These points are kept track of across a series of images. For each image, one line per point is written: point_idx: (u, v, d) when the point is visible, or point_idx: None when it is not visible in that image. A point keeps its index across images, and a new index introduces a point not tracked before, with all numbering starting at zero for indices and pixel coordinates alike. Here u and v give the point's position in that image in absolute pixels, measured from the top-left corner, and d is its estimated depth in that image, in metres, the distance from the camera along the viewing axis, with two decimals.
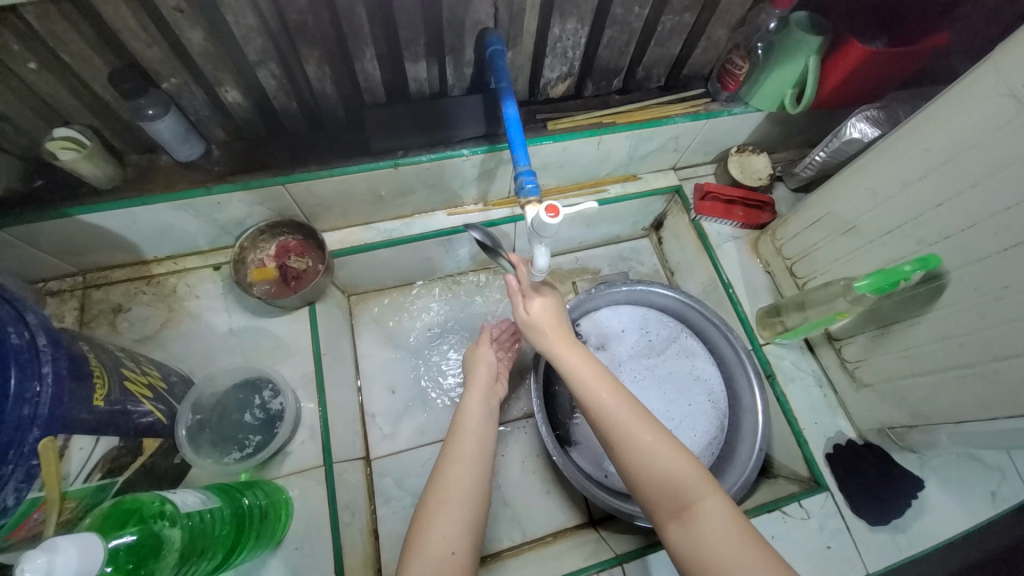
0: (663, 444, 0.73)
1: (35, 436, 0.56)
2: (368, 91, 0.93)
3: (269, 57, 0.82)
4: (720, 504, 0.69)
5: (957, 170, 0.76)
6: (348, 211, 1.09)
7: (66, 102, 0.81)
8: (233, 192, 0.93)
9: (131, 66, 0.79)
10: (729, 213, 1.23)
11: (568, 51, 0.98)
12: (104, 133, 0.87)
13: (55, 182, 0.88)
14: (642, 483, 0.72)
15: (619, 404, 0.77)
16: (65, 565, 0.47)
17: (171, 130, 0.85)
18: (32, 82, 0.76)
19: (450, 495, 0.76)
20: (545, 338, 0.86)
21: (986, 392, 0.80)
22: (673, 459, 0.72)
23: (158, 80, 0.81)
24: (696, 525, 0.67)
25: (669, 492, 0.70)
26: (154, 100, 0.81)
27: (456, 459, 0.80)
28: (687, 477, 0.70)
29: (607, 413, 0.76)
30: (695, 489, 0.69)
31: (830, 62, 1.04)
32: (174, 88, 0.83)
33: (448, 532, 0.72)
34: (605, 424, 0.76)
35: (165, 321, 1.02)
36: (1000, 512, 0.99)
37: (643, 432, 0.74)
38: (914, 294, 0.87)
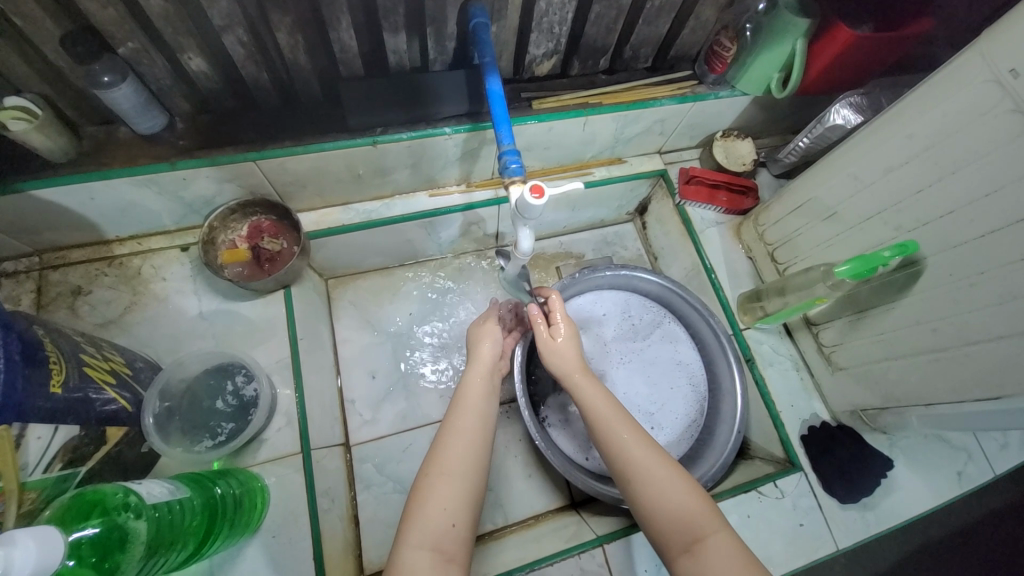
0: (676, 479, 0.74)
1: None
2: (344, 63, 0.89)
3: (236, 23, 0.76)
4: (729, 540, 0.68)
5: (939, 156, 0.77)
6: (325, 191, 1.05)
7: (10, 66, 0.74)
8: (200, 168, 0.88)
9: (82, 28, 0.73)
10: (713, 198, 1.22)
11: (554, 27, 0.95)
12: (57, 102, 0.81)
13: (3, 154, 0.82)
14: (653, 516, 0.72)
15: (633, 438, 0.78)
16: (22, 560, 0.44)
17: (130, 99, 0.79)
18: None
19: (451, 472, 0.74)
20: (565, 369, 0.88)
21: (956, 375, 0.83)
22: (684, 494, 0.72)
23: (113, 44, 0.75)
24: (705, 556, 0.67)
25: (679, 523, 0.70)
26: (110, 67, 0.75)
27: (458, 436, 0.78)
28: (698, 512, 0.70)
29: (621, 446, 0.77)
30: (705, 523, 0.69)
31: (816, 47, 1.04)
32: (132, 54, 0.77)
33: (446, 505, 0.71)
34: (619, 455, 0.77)
35: (130, 304, 0.97)
36: (965, 491, 1.04)
37: (655, 464, 0.75)
38: (891, 279, 0.88)
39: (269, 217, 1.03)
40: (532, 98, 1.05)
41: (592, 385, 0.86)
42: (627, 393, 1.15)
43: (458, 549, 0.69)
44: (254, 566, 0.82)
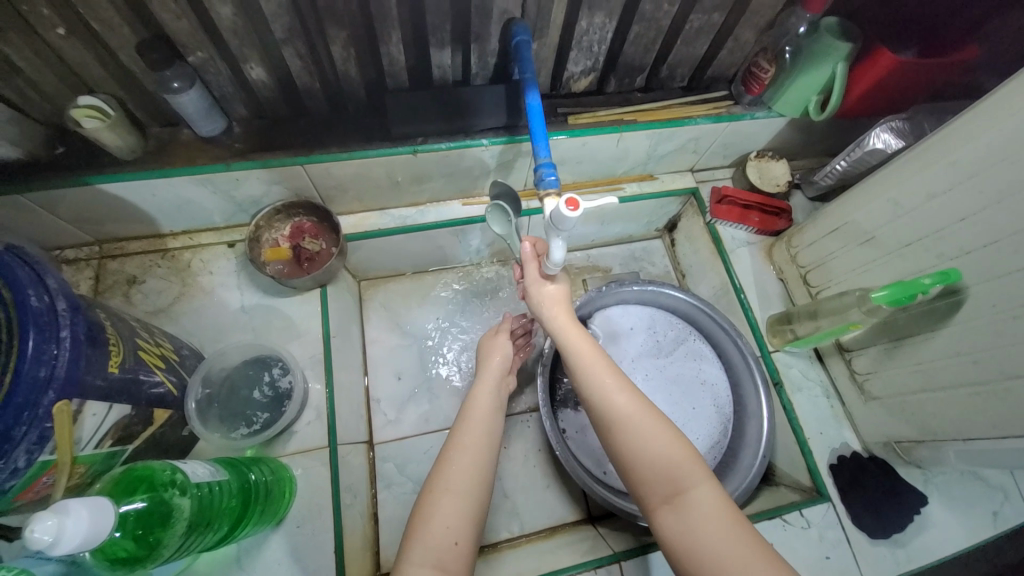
0: (660, 431, 0.73)
1: (49, 400, 0.56)
2: (391, 76, 0.93)
3: (296, 36, 0.81)
4: (712, 495, 0.68)
5: (984, 184, 0.75)
6: (364, 196, 1.09)
7: (91, 69, 0.81)
8: (252, 170, 0.93)
9: (157, 36, 0.79)
10: (745, 218, 1.22)
11: (593, 46, 0.97)
12: (128, 104, 0.88)
13: (78, 151, 0.89)
14: (634, 464, 0.72)
15: (615, 386, 0.78)
16: (73, 529, 0.46)
17: (195, 104, 0.85)
18: (60, 48, 0.76)
19: (456, 490, 0.75)
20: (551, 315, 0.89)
21: (998, 411, 0.80)
22: (667, 442, 0.72)
23: (184, 53, 0.81)
24: (686, 508, 0.67)
25: (662, 475, 0.70)
26: (180, 74, 0.81)
27: (464, 451, 0.79)
28: (680, 463, 0.70)
29: (605, 393, 0.78)
30: (687, 475, 0.69)
31: (857, 70, 1.03)
32: (200, 62, 0.82)
33: (450, 522, 0.72)
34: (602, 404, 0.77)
35: (179, 294, 1.03)
36: (999, 532, 1.02)
37: (638, 415, 0.75)
38: (931, 308, 0.86)
39: (311, 219, 1.08)
40: (568, 113, 1.07)
41: (574, 333, 0.86)
42: None
43: (459, 567, 0.70)
44: (278, 554, 0.85)
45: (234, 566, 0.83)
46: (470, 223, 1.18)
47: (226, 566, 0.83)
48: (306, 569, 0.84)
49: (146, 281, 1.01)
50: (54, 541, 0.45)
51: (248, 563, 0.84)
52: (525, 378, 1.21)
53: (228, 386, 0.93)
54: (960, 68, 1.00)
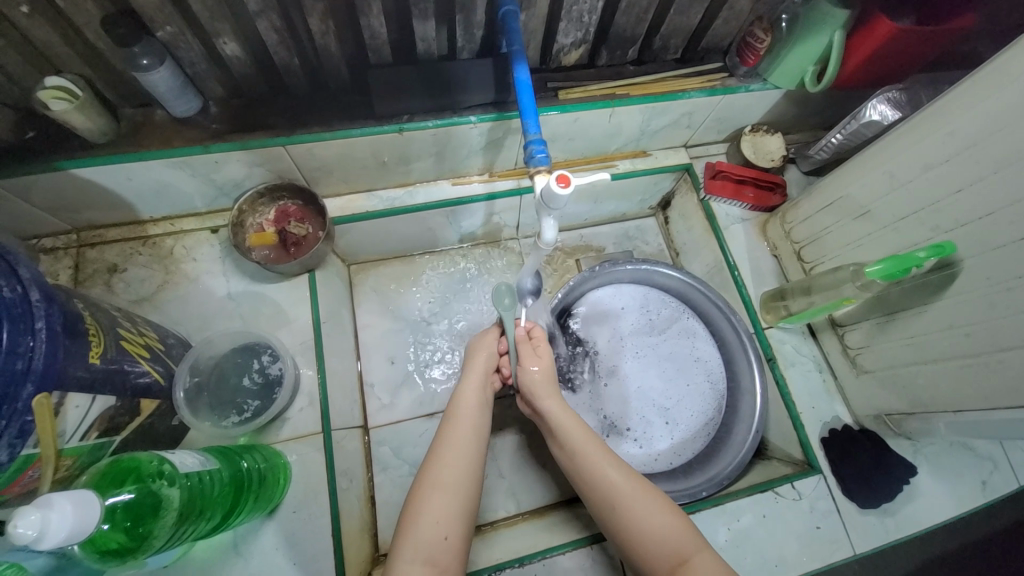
0: (658, 505, 0.75)
1: (28, 393, 0.55)
2: (373, 50, 0.89)
3: (270, 8, 0.77)
4: (712, 561, 0.69)
5: (982, 155, 0.74)
6: (350, 177, 1.06)
7: (53, 46, 0.76)
8: (231, 152, 0.90)
9: (124, 11, 0.75)
10: (739, 194, 1.20)
11: (583, 16, 0.94)
12: (97, 84, 0.83)
13: (48, 135, 0.85)
14: (635, 537, 0.73)
15: (614, 462, 0.79)
16: (58, 523, 0.45)
17: (167, 82, 0.81)
18: (17, 23, 0.72)
19: (443, 491, 0.75)
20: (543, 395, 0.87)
21: (987, 382, 0.80)
22: (666, 516, 0.73)
23: (152, 27, 0.76)
24: None
25: (663, 546, 0.71)
26: (150, 49, 0.77)
27: (453, 451, 0.79)
28: (681, 534, 0.72)
29: (604, 467, 0.78)
30: (688, 544, 0.71)
31: (854, 39, 1.00)
32: (169, 37, 0.78)
33: (442, 520, 0.73)
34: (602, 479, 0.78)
35: (163, 282, 1.00)
36: (988, 501, 1.04)
37: (637, 489, 0.76)
38: (925, 281, 0.85)
39: (296, 202, 1.05)
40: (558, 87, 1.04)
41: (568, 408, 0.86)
42: (643, 388, 1.15)
43: (452, 563, 0.71)
44: (275, 540, 0.85)
45: (231, 552, 0.83)
46: (461, 204, 1.15)
47: (223, 553, 0.83)
48: (303, 553, 0.85)
49: (128, 270, 0.98)
50: (39, 536, 0.44)
51: (245, 549, 0.84)
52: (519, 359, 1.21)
53: (217, 374, 0.91)
54: (959, 35, 0.98)
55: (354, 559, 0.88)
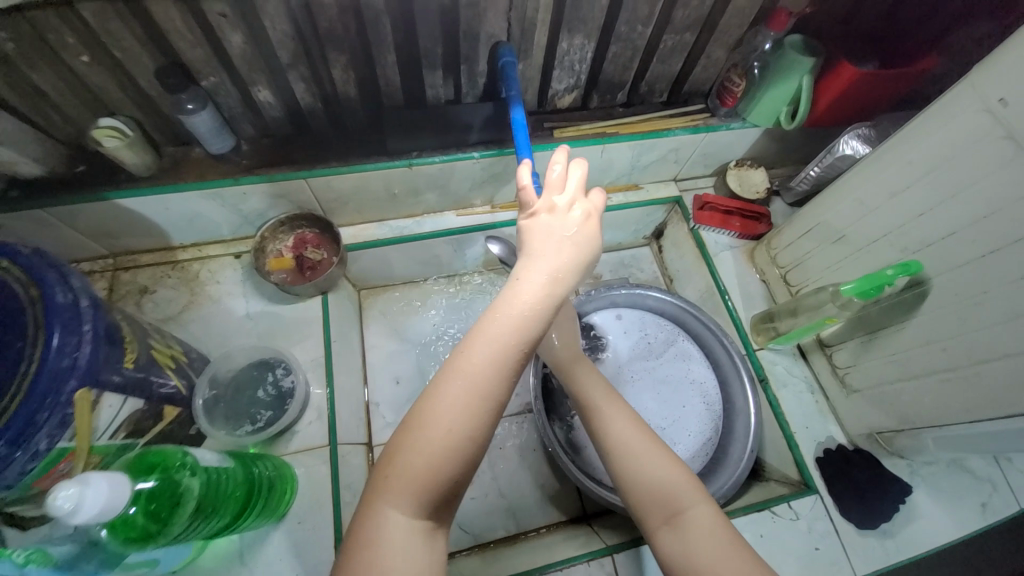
0: (660, 459, 0.76)
1: (70, 388, 0.60)
2: (388, 96, 1.01)
3: (300, 61, 0.89)
4: (709, 513, 0.71)
5: (940, 180, 0.80)
6: (364, 208, 1.16)
7: (110, 93, 0.87)
8: (259, 184, 1.00)
9: (175, 63, 0.85)
10: (726, 223, 1.28)
11: (575, 65, 1.05)
12: (145, 126, 0.94)
13: (99, 169, 0.96)
14: (634, 489, 0.74)
15: (620, 419, 0.81)
16: (92, 499, 0.49)
17: (208, 124, 0.92)
18: (84, 73, 0.83)
19: (468, 412, 0.56)
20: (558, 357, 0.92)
21: (966, 395, 0.83)
22: (667, 470, 0.75)
23: (198, 78, 0.88)
24: (685, 529, 0.69)
25: (660, 498, 0.72)
26: (194, 96, 0.88)
27: (498, 350, 0.58)
28: (680, 487, 0.73)
29: (607, 423, 0.81)
30: (686, 497, 0.72)
31: (823, 82, 1.10)
32: (212, 86, 0.90)
33: (472, 435, 0.56)
34: (602, 433, 0.80)
35: (188, 302, 1.08)
36: (990, 524, 1.03)
37: (639, 443, 0.78)
38: (900, 300, 0.90)
39: (313, 231, 1.14)
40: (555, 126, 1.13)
41: (578, 369, 0.90)
42: (638, 408, 1.18)
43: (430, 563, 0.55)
44: (279, 549, 0.88)
45: (237, 561, 0.86)
46: (465, 232, 1.24)
47: (229, 562, 0.86)
48: (306, 563, 0.87)
49: (157, 291, 1.06)
50: (74, 509, 0.48)
51: (251, 558, 0.87)
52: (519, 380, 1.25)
53: (233, 387, 0.97)
54: (918, 79, 1.07)
55: None
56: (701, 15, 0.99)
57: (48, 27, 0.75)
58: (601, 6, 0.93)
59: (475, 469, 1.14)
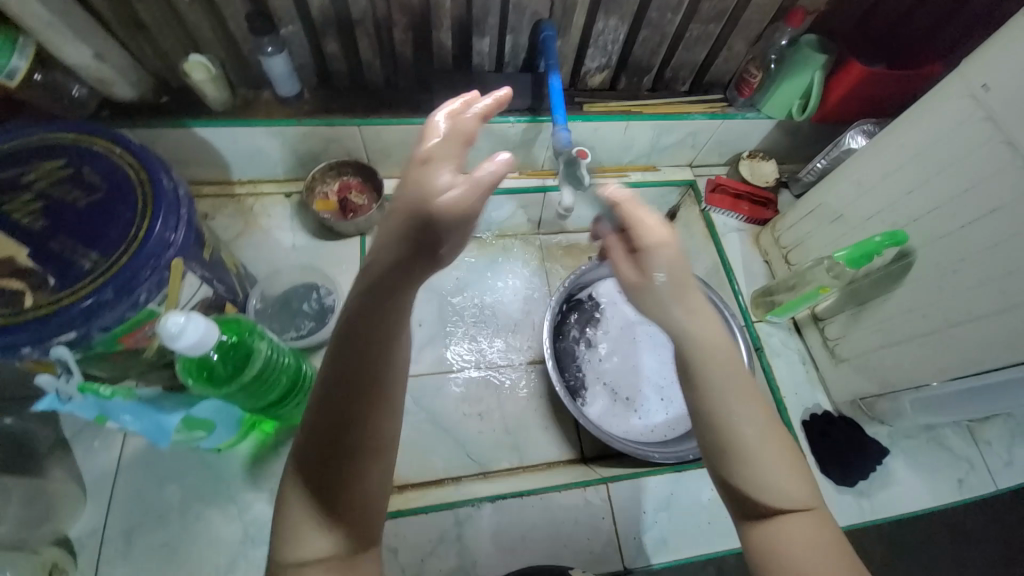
0: (786, 457, 0.60)
1: (168, 256, 0.70)
2: (439, 58, 1.13)
3: (367, 18, 1.02)
4: (817, 524, 0.58)
5: (928, 160, 0.90)
6: (405, 162, 1.28)
7: (202, 32, 1.00)
8: (318, 126, 1.12)
9: (261, 10, 0.98)
10: (735, 206, 1.38)
11: (608, 45, 1.17)
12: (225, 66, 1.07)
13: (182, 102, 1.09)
14: (744, 479, 0.59)
15: (743, 407, 0.60)
16: (192, 328, 0.60)
17: (281, 68, 1.04)
18: (183, 11, 0.95)
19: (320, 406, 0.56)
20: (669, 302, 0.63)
21: (941, 358, 0.92)
22: (789, 471, 0.59)
23: (278, 25, 1.01)
24: (785, 532, 0.58)
25: (769, 498, 0.58)
26: (274, 40, 1.01)
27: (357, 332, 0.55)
28: (796, 491, 0.59)
29: (725, 404, 0.59)
30: (800, 501, 0.59)
31: (834, 79, 1.20)
32: (288, 34, 1.02)
33: (330, 426, 0.56)
34: (717, 413, 0.60)
35: (243, 230, 1.20)
36: (964, 497, 1.10)
37: (765, 438, 0.59)
38: (887, 272, 0.99)
39: (355, 174, 1.24)
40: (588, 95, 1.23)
41: (701, 326, 0.62)
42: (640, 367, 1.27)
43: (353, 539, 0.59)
44: None
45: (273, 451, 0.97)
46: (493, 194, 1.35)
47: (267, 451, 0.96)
48: None
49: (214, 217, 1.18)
50: (177, 332, 0.59)
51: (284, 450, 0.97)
52: (531, 335, 1.35)
53: (280, 299, 1.09)
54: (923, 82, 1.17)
55: None
56: (726, 8, 1.10)
57: None
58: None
59: (485, 408, 1.24)
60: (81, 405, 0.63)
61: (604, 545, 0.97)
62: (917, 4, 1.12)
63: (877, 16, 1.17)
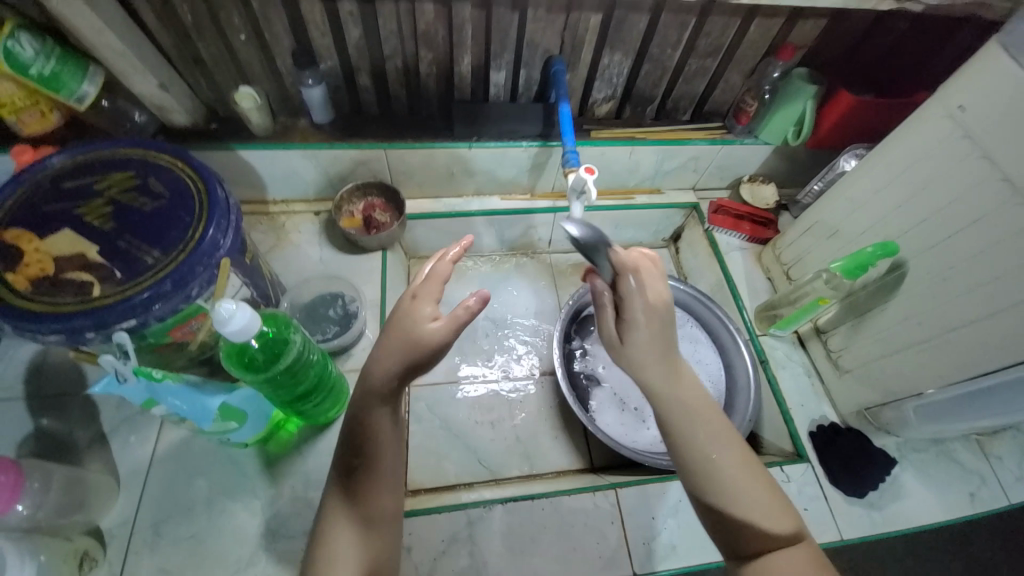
0: (767, 497, 0.72)
1: (219, 256, 0.78)
2: (459, 89, 1.24)
3: (397, 55, 1.14)
4: (803, 555, 0.69)
5: (912, 178, 0.97)
6: (425, 183, 1.38)
7: (252, 67, 1.13)
8: (349, 150, 1.23)
9: (304, 48, 1.10)
10: (737, 226, 1.46)
11: (613, 77, 1.28)
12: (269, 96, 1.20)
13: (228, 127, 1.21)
14: (739, 519, 0.70)
15: (726, 452, 0.73)
16: (239, 314, 0.67)
17: (318, 98, 1.15)
18: (238, 49, 1.08)
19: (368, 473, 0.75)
20: (641, 352, 0.76)
21: (940, 363, 0.95)
22: (772, 508, 0.71)
23: (319, 61, 1.13)
24: (774, 563, 0.69)
25: (758, 534, 0.70)
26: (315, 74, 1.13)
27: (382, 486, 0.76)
28: (781, 527, 0.70)
29: (700, 447, 0.73)
30: (783, 535, 0.70)
31: (825, 108, 1.29)
32: (327, 68, 1.15)
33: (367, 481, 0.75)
34: (700, 463, 0.72)
35: (274, 244, 1.29)
36: (977, 512, 1.10)
37: (749, 480, 0.72)
38: (884, 283, 1.04)
39: (378, 194, 1.35)
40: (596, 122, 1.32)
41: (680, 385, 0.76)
42: None
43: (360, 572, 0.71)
44: (332, 444, 1.03)
45: (295, 448, 1.02)
46: (507, 214, 1.44)
47: (289, 449, 1.01)
48: None
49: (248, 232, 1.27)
50: (227, 316, 0.67)
51: (307, 447, 1.02)
52: (541, 347, 1.41)
53: (305, 308, 1.17)
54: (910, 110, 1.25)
55: None
56: (721, 44, 1.21)
57: (223, 11, 1.00)
58: (640, 27, 1.15)
59: (497, 417, 1.27)
60: (132, 387, 0.69)
61: (614, 548, 0.98)
62: (900, 40, 1.22)
63: (863, 51, 1.27)
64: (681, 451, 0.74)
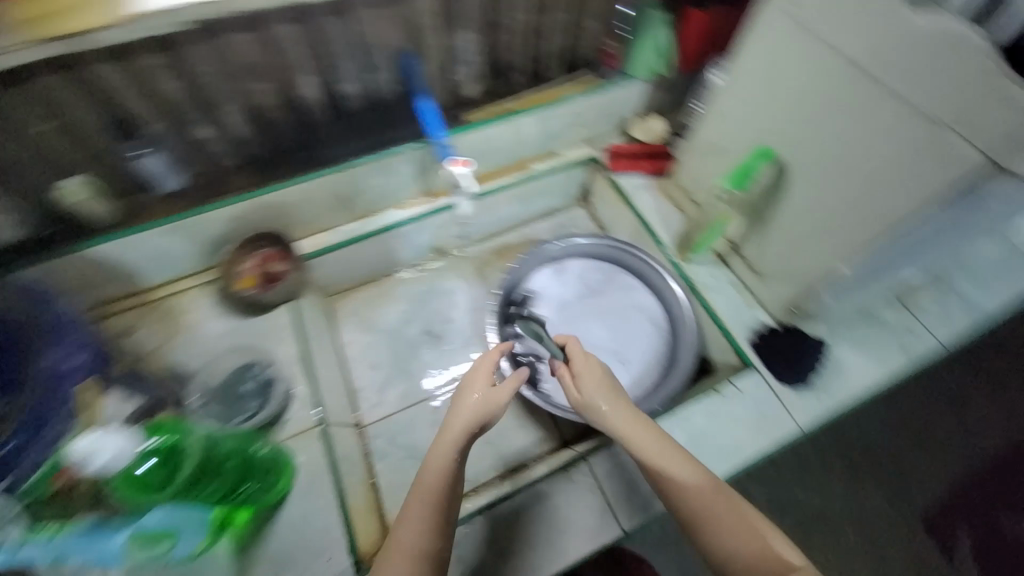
0: (744, 528, 0.83)
1: None
2: (313, 113, 1.17)
3: (230, 100, 1.05)
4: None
5: (770, 77, 0.98)
6: (314, 218, 1.29)
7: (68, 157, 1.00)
8: (214, 211, 1.13)
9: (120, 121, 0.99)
10: (637, 166, 1.46)
11: (468, 56, 1.22)
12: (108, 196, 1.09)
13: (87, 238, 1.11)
14: (723, 560, 0.82)
15: (688, 470, 0.89)
16: None
17: (160, 166, 1.08)
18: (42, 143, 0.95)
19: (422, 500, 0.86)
20: (613, 419, 0.98)
21: (836, 246, 0.99)
22: (757, 538, 0.82)
23: (143, 128, 1.01)
24: None
25: (756, 559, 0.80)
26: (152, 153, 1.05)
27: (423, 504, 0.85)
28: (773, 555, 0.80)
29: (671, 470, 0.89)
30: (782, 560, 0.79)
31: (681, 29, 1.29)
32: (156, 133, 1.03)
33: (425, 490, 0.87)
34: (676, 488, 0.88)
35: (170, 334, 1.19)
36: (912, 362, 1.18)
37: (733, 514, 0.84)
38: (772, 185, 1.07)
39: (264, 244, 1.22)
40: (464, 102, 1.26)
41: (639, 429, 0.95)
42: (592, 342, 1.32)
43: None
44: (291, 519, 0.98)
45: None
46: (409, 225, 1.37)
47: None
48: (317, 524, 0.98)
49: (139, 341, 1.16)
50: None
51: None
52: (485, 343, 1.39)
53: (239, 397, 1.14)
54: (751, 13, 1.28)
55: (363, 525, 1.01)
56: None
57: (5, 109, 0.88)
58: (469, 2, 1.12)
59: None
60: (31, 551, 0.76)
61: (601, 516, 0.99)
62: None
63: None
64: (659, 487, 0.90)
